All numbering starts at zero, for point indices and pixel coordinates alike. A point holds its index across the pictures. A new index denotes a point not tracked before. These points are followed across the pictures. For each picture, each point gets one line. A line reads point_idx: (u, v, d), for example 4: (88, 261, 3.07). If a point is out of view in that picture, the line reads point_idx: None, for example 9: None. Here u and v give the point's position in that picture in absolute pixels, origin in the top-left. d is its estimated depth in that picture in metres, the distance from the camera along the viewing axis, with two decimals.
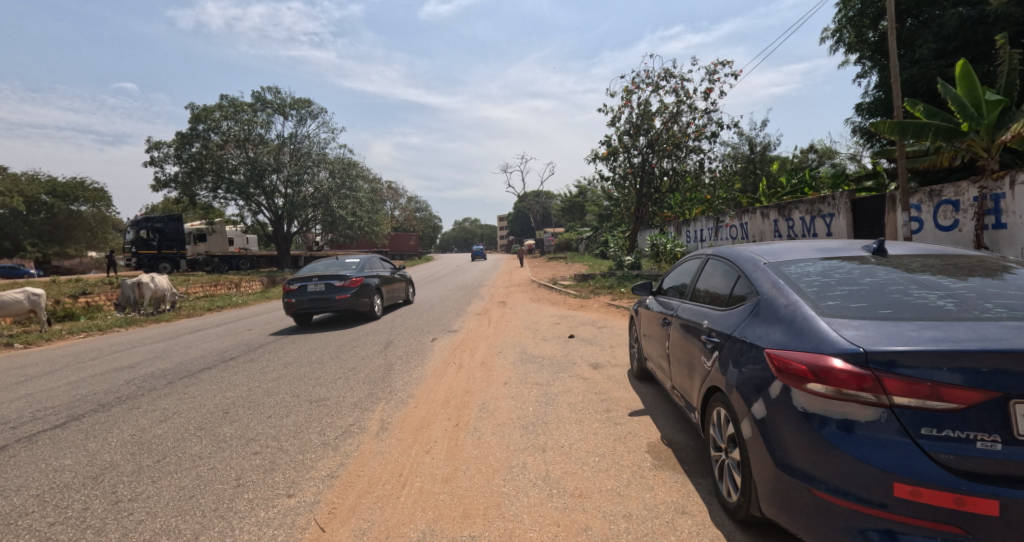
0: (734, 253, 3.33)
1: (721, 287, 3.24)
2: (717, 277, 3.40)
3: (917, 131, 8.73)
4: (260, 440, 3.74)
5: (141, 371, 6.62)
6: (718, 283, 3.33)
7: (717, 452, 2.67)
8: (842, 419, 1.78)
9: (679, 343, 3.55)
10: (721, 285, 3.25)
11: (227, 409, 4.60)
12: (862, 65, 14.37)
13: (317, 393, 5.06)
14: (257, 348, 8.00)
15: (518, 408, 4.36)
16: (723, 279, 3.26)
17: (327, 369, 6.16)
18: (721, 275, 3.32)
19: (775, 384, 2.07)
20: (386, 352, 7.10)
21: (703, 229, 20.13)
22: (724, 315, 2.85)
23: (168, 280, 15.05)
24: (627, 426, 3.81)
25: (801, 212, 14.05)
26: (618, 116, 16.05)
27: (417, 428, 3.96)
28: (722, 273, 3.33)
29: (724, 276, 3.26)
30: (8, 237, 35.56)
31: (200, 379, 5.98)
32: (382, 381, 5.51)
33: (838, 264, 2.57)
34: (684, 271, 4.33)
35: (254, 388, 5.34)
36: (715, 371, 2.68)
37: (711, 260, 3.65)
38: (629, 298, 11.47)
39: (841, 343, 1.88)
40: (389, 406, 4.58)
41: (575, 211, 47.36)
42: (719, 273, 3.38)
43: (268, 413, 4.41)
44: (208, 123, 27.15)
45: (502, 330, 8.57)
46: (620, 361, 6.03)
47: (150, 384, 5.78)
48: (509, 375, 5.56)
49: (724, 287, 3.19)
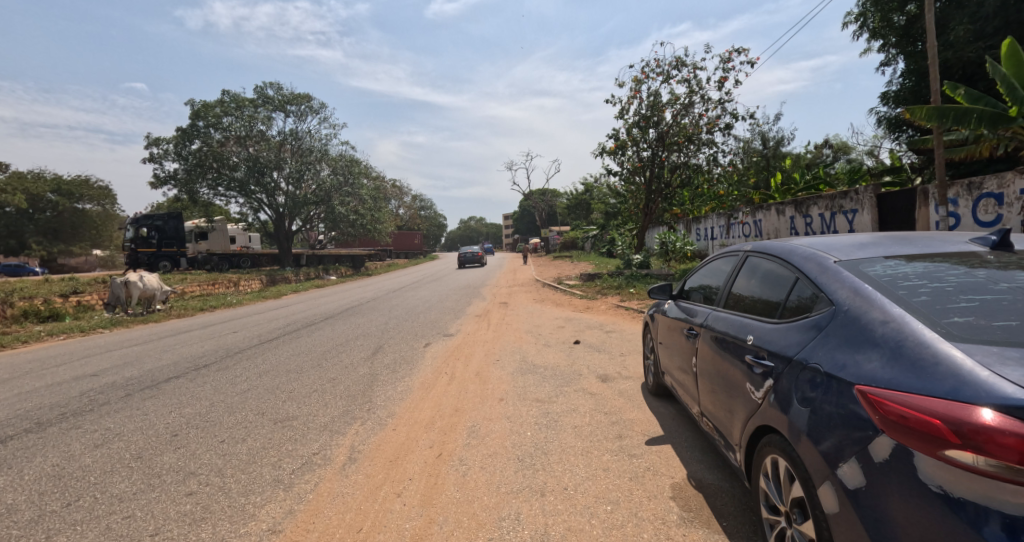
0: (783, 248, 2.63)
1: (767, 291, 2.53)
2: (761, 279, 2.68)
3: (958, 117, 7.96)
4: (201, 475, 3.10)
5: (104, 380, 6.03)
6: (762, 287, 2.61)
7: (772, 515, 1.98)
8: (1018, 517, 1.07)
9: (709, 362, 2.87)
10: (768, 289, 2.53)
11: (176, 430, 3.96)
12: (887, 52, 13.59)
13: (286, 411, 4.41)
14: (237, 353, 7.41)
15: (513, 433, 3.71)
16: (771, 282, 2.55)
17: (304, 381, 5.53)
18: (766, 278, 2.61)
19: (880, 442, 1.37)
20: (372, 360, 6.46)
21: (714, 227, 19.35)
22: (776, 331, 2.16)
23: (158, 279, 14.53)
24: (644, 461, 3.14)
25: (820, 208, 13.28)
26: (627, 107, 15.30)
27: (391, 460, 3.31)
28: (767, 275, 2.61)
29: (772, 279, 2.54)
30: (13, 235, 35.22)
31: (163, 390, 5.38)
32: (361, 395, 4.87)
33: (945, 265, 1.87)
34: (713, 270, 3.62)
35: (217, 404, 4.72)
36: (769, 407, 1.99)
37: (750, 257, 2.94)
38: (639, 300, 10.76)
39: (1001, 387, 1.18)
40: (364, 428, 3.95)
41: (581, 208, 46.30)
42: (763, 275, 2.67)
43: (221, 437, 3.76)
44: (208, 119, 26.49)
45: (502, 335, 7.90)
46: (632, 372, 5.35)
47: (106, 397, 5.18)
48: (506, 388, 4.90)
49: (773, 291, 2.47)
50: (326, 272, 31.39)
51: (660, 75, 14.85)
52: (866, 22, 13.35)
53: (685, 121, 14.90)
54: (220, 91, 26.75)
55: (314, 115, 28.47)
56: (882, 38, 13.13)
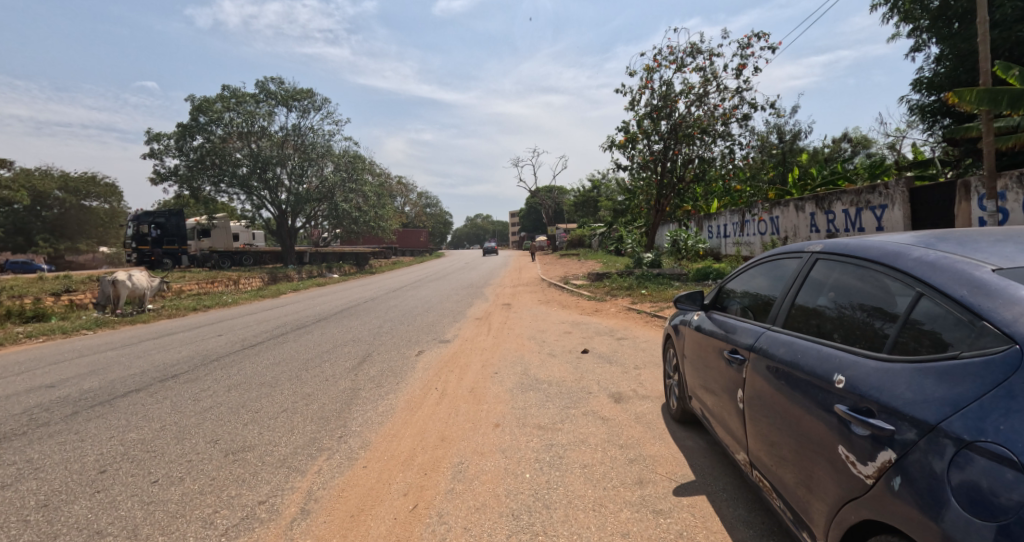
0: (873, 247, 1.91)
1: (859, 309, 1.82)
2: (842, 290, 1.96)
3: (1014, 100, 7.28)
4: (110, 537, 2.43)
5: (58, 392, 5.42)
6: (848, 304, 1.89)
7: None
8: None
9: (765, 398, 2.14)
10: (860, 306, 1.82)
11: (105, 465, 3.31)
12: (918, 37, 12.78)
13: (243, 439, 3.73)
14: (213, 361, 6.79)
15: (507, 474, 3.04)
16: (866, 298, 1.82)
17: (275, 397, 4.86)
18: (853, 293, 1.89)
19: None
20: (357, 372, 5.80)
21: (727, 224, 18.55)
22: (889, 372, 1.43)
23: (146, 278, 13.97)
24: (674, 522, 2.43)
25: (844, 204, 12.52)
26: (637, 98, 14.51)
27: (353, 515, 2.63)
28: (853, 287, 1.90)
29: (862, 294, 1.83)
30: (20, 233, 35.15)
31: (116, 407, 4.75)
32: (336, 418, 4.19)
33: None
34: (760, 276, 2.89)
35: (168, 427, 4.07)
36: (893, 499, 1.26)
37: (818, 259, 2.22)
38: (651, 302, 10.02)
39: None
40: (329, 465, 3.27)
41: (588, 206, 45.15)
42: (845, 286, 1.96)
43: (155, 477, 3.09)
44: (210, 115, 26.01)
45: (502, 342, 7.21)
46: (650, 389, 4.65)
47: (49, 415, 4.56)
48: (503, 411, 4.22)
49: (871, 310, 1.76)
50: (329, 270, 30.77)
51: (673, 63, 14.04)
52: (897, 4, 12.54)
53: (700, 111, 14.08)
54: (220, 86, 26.15)
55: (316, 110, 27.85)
56: (914, 22, 12.34)
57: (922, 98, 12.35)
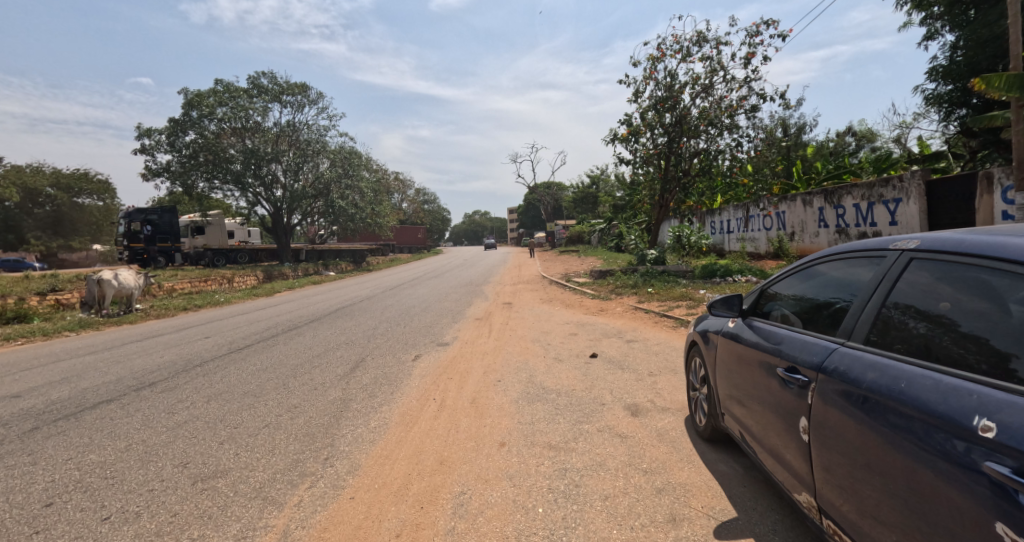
0: (1002, 243, 1.46)
1: (998, 330, 1.37)
2: (963, 303, 1.51)
3: None
4: None
5: (23, 403, 4.97)
6: (978, 321, 1.44)
7: None
8: None
9: (843, 432, 1.72)
10: (999, 326, 1.38)
11: (54, 496, 2.87)
12: (931, 25, 12.39)
13: (216, 463, 3.28)
14: (196, 367, 6.34)
15: (517, 509, 2.61)
16: (1005, 314, 1.37)
17: (257, 410, 4.42)
18: (983, 309, 1.44)
19: None
20: (348, 380, 5.35)
21: (731, 220, 18.17)
22: None
23: (133, 277, 13.49)
24: None
25: (854, 199, 12.16)
26: (642, 89, 14.06)
27: None
28: (984, 299, 1.45)
29: (1001, 310, 1.39)
30: (11, 230, 34.54)
31: (82, 420, 4.30)
32: (323, 435, 3.76)
33: None
34: (816, 280, 2.45)
35: (134, 446, 3.61)
36: None
37: (910, 258, 1.77)
38: (659, 301, 9.61)
39: None
40: (310, 496, 2.83)
41: (587, 202, 44.62)
42: (970, 296, 1.50)
43: (108, 514, 2.64)
44: (202, 109, 25.40)
45: (504, 345, 6.78)
46: (669, 400, 4.23)
47: (7, 431, 4.11)
48: (509, 426, 3.81)
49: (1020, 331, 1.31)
50: (326, 268, 30.28)
51: (679, 53, 13.59)
52: None
53: (706, 102, 13.62)
54: (213, 80, 25.53)
55: (312, 105, 27.30)
56: (927, 9, 11.95)
57: (937, 88, 12.01)
